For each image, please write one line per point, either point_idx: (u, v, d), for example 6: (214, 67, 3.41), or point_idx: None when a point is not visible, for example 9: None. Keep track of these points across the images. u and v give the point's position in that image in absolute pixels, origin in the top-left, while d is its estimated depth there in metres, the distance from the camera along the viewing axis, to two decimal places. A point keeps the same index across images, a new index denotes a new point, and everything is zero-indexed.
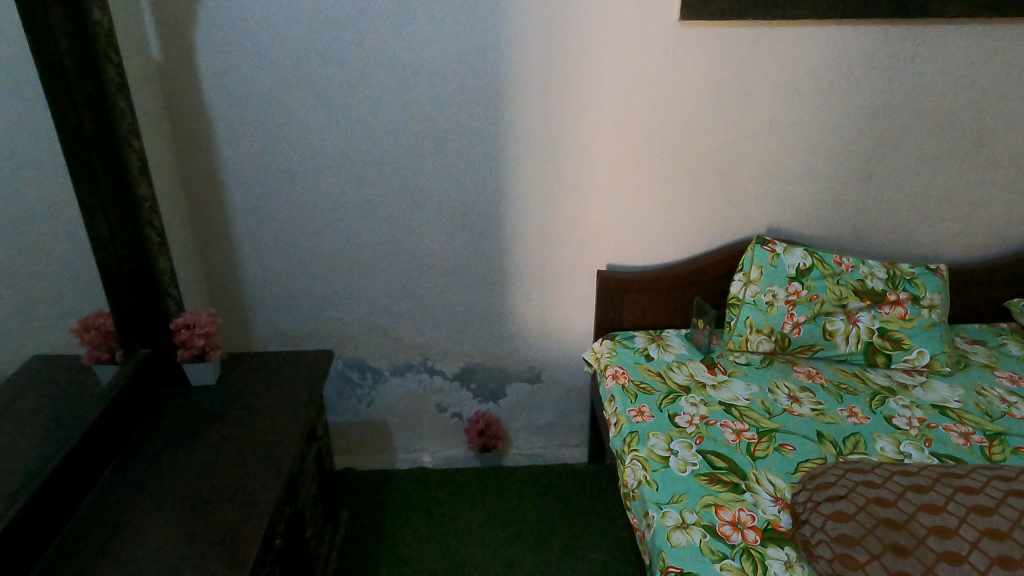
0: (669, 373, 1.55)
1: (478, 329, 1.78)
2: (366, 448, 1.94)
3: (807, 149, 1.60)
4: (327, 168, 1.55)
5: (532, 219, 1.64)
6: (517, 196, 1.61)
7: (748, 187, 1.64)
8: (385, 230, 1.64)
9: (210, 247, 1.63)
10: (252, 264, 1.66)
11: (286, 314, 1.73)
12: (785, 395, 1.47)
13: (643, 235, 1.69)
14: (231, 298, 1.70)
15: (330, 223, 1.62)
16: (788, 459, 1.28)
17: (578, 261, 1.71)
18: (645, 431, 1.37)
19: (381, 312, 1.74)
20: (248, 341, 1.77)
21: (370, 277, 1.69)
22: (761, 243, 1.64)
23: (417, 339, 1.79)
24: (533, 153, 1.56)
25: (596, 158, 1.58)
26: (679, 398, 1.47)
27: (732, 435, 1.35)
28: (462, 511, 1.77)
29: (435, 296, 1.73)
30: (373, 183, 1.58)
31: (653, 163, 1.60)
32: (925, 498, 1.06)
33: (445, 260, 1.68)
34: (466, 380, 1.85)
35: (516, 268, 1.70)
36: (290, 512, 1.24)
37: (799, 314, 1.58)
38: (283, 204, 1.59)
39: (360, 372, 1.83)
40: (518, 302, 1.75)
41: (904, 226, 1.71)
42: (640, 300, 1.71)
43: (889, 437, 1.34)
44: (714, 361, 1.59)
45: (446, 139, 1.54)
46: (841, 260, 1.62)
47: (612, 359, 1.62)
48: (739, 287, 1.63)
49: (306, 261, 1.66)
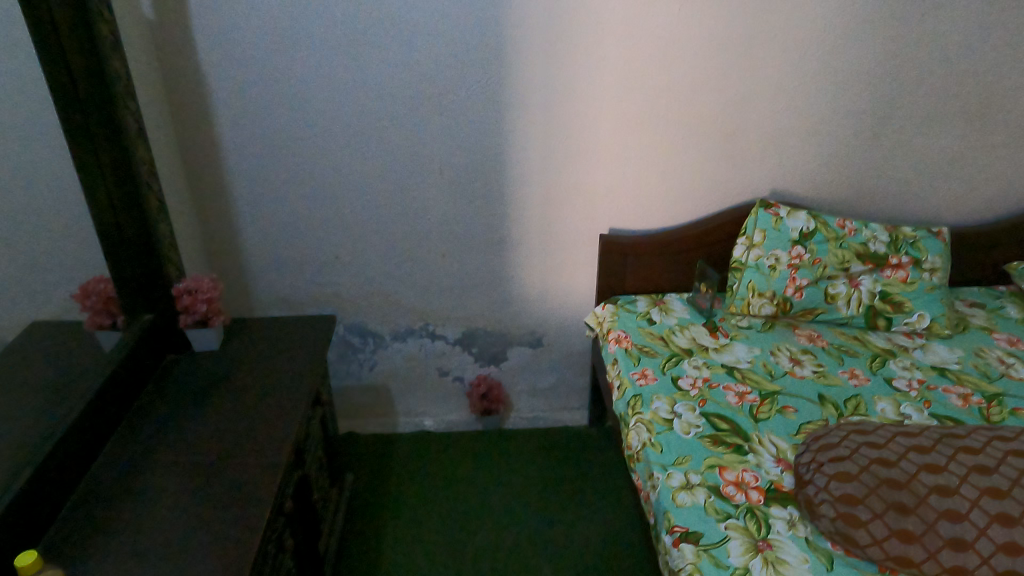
0: (672, 337, 1.55)
1: (479, 293, 1.78)
2: (367, 412, 1.94)
3: (811, 111, 1.58)
4: (325, 131, 1.52)
5: (534, 182, 1.62)
6: (519, 158, 1.59)
7: (752, 150, 1.62)
8: (386, 194, 1.62)
9: (207, 211, 1.60)
10: (251, 227, 1.64)
11: (287, 279, 1.72)
12: (787, 357, 1.49)
13: (645, 199, 1.68)
14: (230, 263, 1.68)
15: (330, 186, 1.59)
16: (791, 422, 1.30)
17: (581, 225, 1.70)
18: (649, 394, 1.38)
19: (382, 277, 1.73)
20: (248, 305, 1.76)
21: (371, 241, 1.68)
22: (764, 206, 1.62)
23: (419, 304, 1.78)
24: (537, 115, 1.54)
25: (600, 120, 1.56)
26: (682, 361, 1.47)
27: (734, 398, 1.36)
28: (463, 474, 1.79)
29: (436, 261, 1.72)
30: (374, 146, 1.55)
31: (658, 125, 1.57)
32: (927, 458, 1.08)
33: (447, 224, 1.67)
34: (467, 345, 1.85)
35: (518, 232, 1.69)
36: (298, 476, 1.25)
37: (801, 278, 1.58)
38: (281, 168, 1.56)
39: (361, 337, 1.82)
40: (519, 266, 1.74)
41: (907, 189, 1.70)
42: (642, 264, 1.71)
43: (890, 399, 1.36)
44: (716, 325, 1.59)
45: (447, 101, 1.51)
46: (844, 223, 1.61)
47: (615, 323, 1.62)
48: (742, 251, 1.63)
49: (305, 224, 1.64)
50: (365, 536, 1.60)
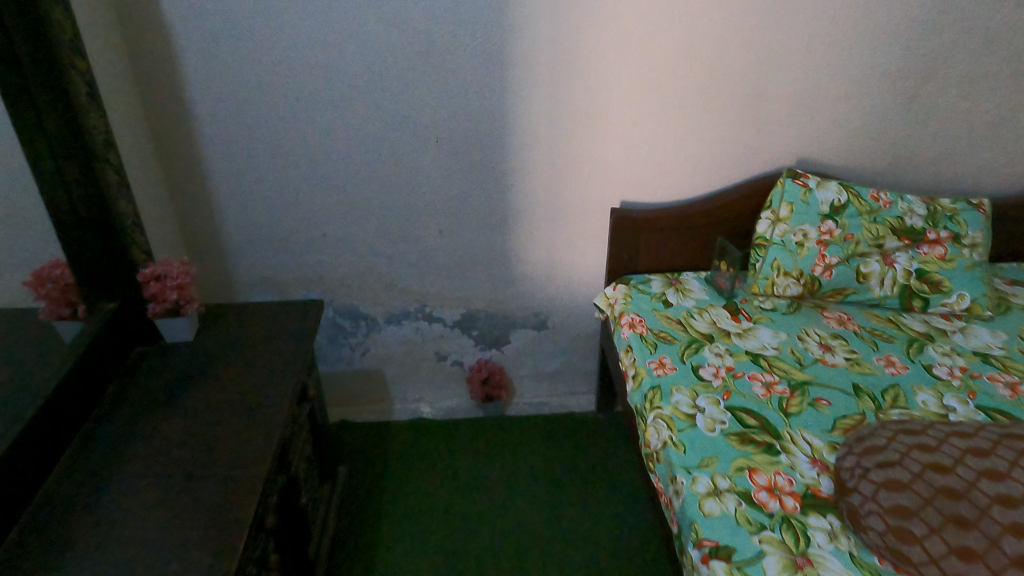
0: (690, 320, 1.43)
1: (479, 273, 1.64)
2: (361, 399, 1.82)
3: (845, 72, 1.43)
4: (307, 96, 1.37)
5: (539, 151, 1.48)
6: (523, 126, 1.44)
7: (779, 115, 1.48)
8: (376, 165, 1.47)
9: (181, 185, 1.46)
10: (229, 203, 1.49)
11: (272, 259, 1.58)
12: (816, 343, 1.37)
13: (660, 169, 1.53)
14: (207, 241, 1.54)
15: (314, 156, 1.45)
16: (824, 416, 1.19)
17: (590, 198, 1.56)
18: (668, 386, 1.26)
19: (374, 255, 1.60)
20: (230, 287, 1.62)
21: (363, 216, 1.54)
22: (792, 176, 1.47)
23: (414, 285, 1.65)
24: (541, 76, 1.39)
25: (611, 82, 1.41)
26: (702, 347, 1.35)
27: (761, 390, 1.25)
28: (464, 466, 1.68)
29: (433, 238, 1.58)
30: (362, 112, 1.40)
31: (675, 87, 1.42)
32: (986, 463, 0.95)
33: (445, 198, 1.53)
34: (467, 327, 1.72)
35: (522, 206, 1.55)
36: (283, 482, 1.13)
37: (831, 255, 1.44)
38: (260, 136, 1.41)
39: (353, 320, 1.69)
40: (523, 243, 1.61)
41: (945, 157, 1.56)
42: (657, 240, 1.57)
43: (931, 389, 1.24)
44: (737, 307, 1.47)
45: (441, 61, 1.35)
46: (878, 195, 1.46)
47: (628, 306, 1.49)
48: (766, 227, 1.49)
49: (288, 198, 1.50)
50: (359, 535, 1.49)
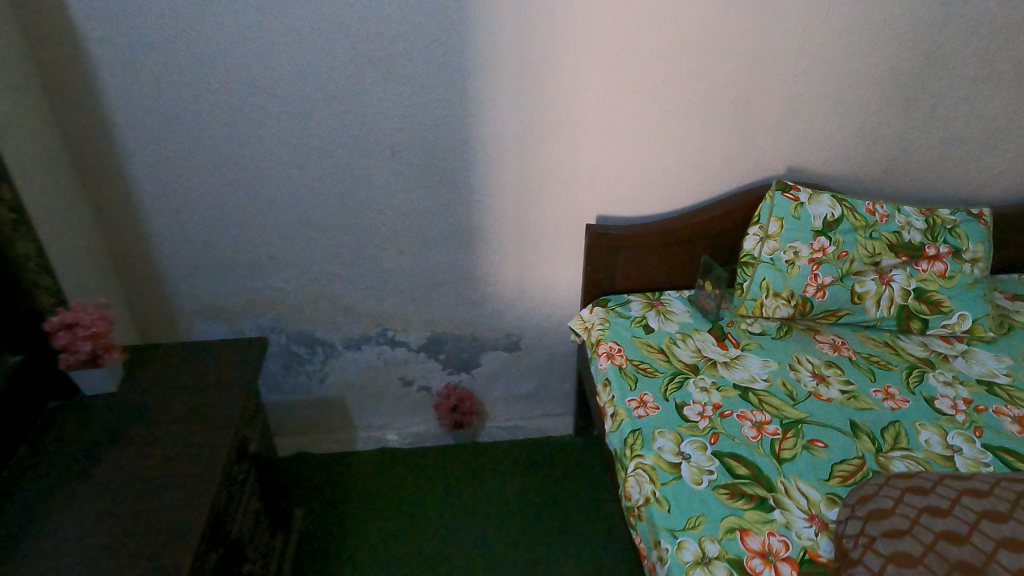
0: (673, 349, 1.31)
1: (445, 294, 1.51)
2: (321, 428, 1.69)
3: (840, 74, 1.31)
4: (244, 108, 1.22)
5: (506, 163, 1.34)
6: (488, 137, 1.31)
7: (767, 122, 1.35)
8: (326, 182, 1.32)
9: (107, 208, 1.30)
10: (163, 225, 1.34)
11: (215, 284, 1.44)
12: (810, 373, 1.26)
13: (639, 181, 1.41)
14: (141, 267, 1.39)
15: (257, 174, 1.30)
16: (820, 462, 1.08)
17: (564, 213, 1.43)
18: (650, 430, 1.14)
19: (328, 278, 1.46)
20: (170, 315, 1.47)
21: (313, 237, 1.40)
22: (782, 188, 1.36)
23: (375, 308, 1.51)
24: (507, 83, 1.25)
25: (586, 87, 1.27)
26: (686, 381, 1.24)
27: (751, 431, 1.14)
28: (433, 501, 1.56)
29: (393, 258, 1.44)
30: (308, 124, 1.25)
31: (655, 92, 1.29)
32: (1006, 530, 0.83)
33: (404, 216, 1.39)
34: (434, 351, 1.60)
35: (490, 222, 1.42)
36: (219, 555, 1.00)
37: (825, 274, 1.33)
38: (194, 153, 1.26)
39: (309, 347, 1.56)
40: (492, 262, 1.48)
41: (944, 163, 1.45)
42: (637, 258, 1.44)
43: (934, 426, 1.14)
44: (723, 331, 1.36)
45: (396, 68, 1.20)
46: (874, 208, 1.35)
47: (606, 332, 1.37)
48: (754, 243, 1.37)
49: (229, 220, 1.35)
50: None
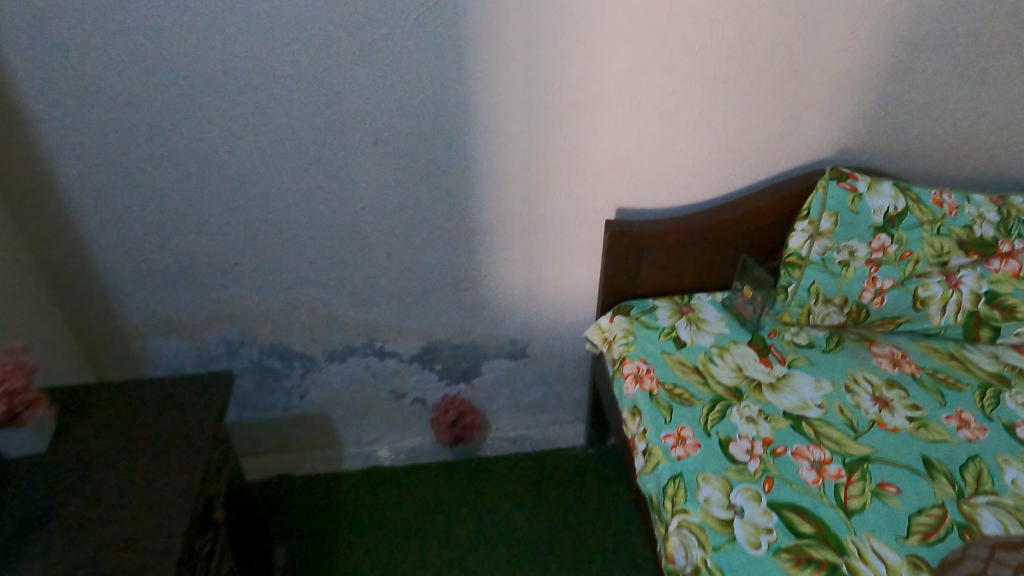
0: (710, 368, 1.13)
1: (441, 299, 1.31)
2: (304, 446, 1.50)
3: (908, 40, 1.09)
4: (190, 89, 0.99)
5: (512, 151, 1.13)
6: (490, 121, 1.09)
7: (819, 97, 1.14)
8: (297, 176, 1.10)
9: (30, 211, 1.08)
10: (102, 230, 1.12)
11: (170, 296, 1.22)
12: (869, 396, 1.09)
13: (667, 168, 1.20)
14: (80, 278, 1.17)
15: (212, 169, 1.07)
16: (895, 513, 0.92)
17: (579, 207, 1.23)
18: (692, 475, 0.97)
19: (304, 286, 1.25)
20: (119, 331, 1.26)
21: (284, 241, 1.18)
22: (836, 177, 1.15)
23: (359, 317, 1.31)
24: (513, 56, 1.02)
25: (608, 58, 1.05)
26: (728, 409, 1.06)
27: (810, 474, 0.97)
28: (431, 531, 1.40)
29: (379, 262, 1.24)
30: (272, 108, 1.02)
31: (691, 64, 1.08)
32: None
33: (391, 214, 1.17)
34: (428, 361, 1.41)
35: (492, 219, 1.21)
36: None
37: (884, 277, 1.15)
38: (133, 143, 1.03)
39: (285, 361, 1.35)
40: (494, 262, 1.27)
41: (1016, 144, 1.25)
42: (664, 258, 1.24)
43: (1020, 462, 0.98)
44: (765, 344, 1.18)
45: (377, 37, 0.98)
46: (941, 198, 1.16)
47: (631, 348, 1.18)
48: (801, 241, 1.17)
49: (182, 222, 1.13)
50: None
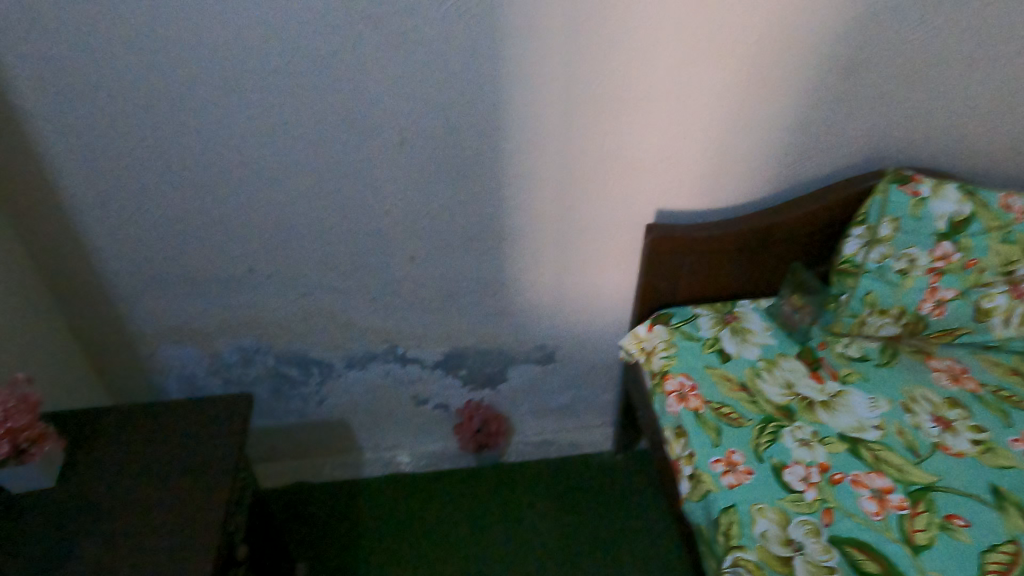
0: (759, 384, 1.06)
1: (466, 304, 1.24)
2: (321, 451, 1.44)
3: (992, 31, 0.98)
4: (200, 86, 0.90)
5: (547, 151, 1.04)
6: (524, 119, 1.00)
7: (886, 94, 1.04)
8: (317, 179, 1.02)
9: (32, 216, 1.01)
10: (108, 234, 1.05)
11: (181, 302, 1.15)
12: (929, 416, 1.01)
13: (714, 169, 1.11)
14: (86, 284, 1.10)
15: (225, 171, 0.99)
16: (966, 550, 0.84)
17: (617, 210, 1.14)
18: (747, 507, 0.91)
19: (323, 292, 1.18)
20: (128, 338, 1.19)
21: (302, 246, 1.10)
22: (897, 180, 1.08)
23: (380, 323, 1.24)
24: (552, 49, 0.93)
25: (655, 52, 0.96)
26: (780, 431, 0.99)
27: (872, 505, 0.90)
28: (454, 542, 1.35)
29: (403, 267, 1.16)
30: (290, 106, 0.94)
31: (747, 58, 0.98)
32: None
33: (417, 217, 1.09)
34: (452, 367, 1.34)
35: (524, 223, 1.13)
36: None
37: (945, 288, 1.07)
38: (139, 144, 0.95)
39: (302, 368, 1.29)
40: (525, 266, 1.20)
41: None
42: (706, 264, 1.16)
43: None
44: (816, 357, 1.11)
45: (403, 29, 0.89)
46: (1011, 202, 1.05)
47: (673, 363, 1.11)
48: (857, 249, 1.12)
49: (193, 227, 1.05)
50: None
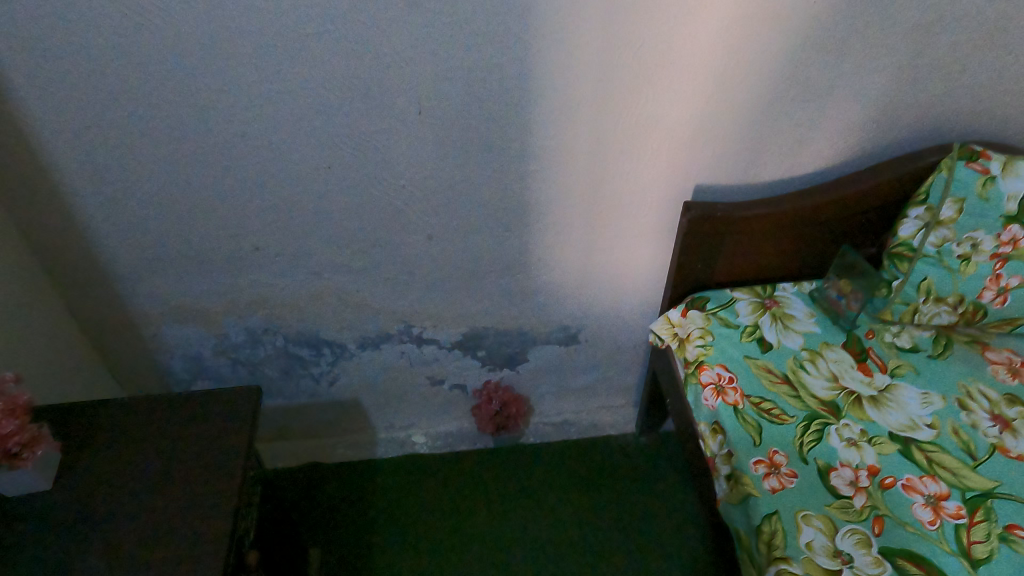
0: (802, 377, 0.99)
1: (487, 284, 1.16)
2: (334, 430, 1.40)
3: None
4: (195, 52, 0.81)
5: (578, 123, 0.95)
6: (554, 88, 0.90)
7: (957, 59, 0.93)
8: (327, 152, 0.94)
9: (20, 193, 0.93)
10: (103, 212, 0.97)
11: (184, 282, 1.08)
12: (987, 413, 0.92)
13: (760, 142, 1.01)
14: (82, 263, 1.03)
15: (226, 145, 0.91)
16: None
17: (651, 186, 1.05)
18: (791, 514, 0.85)
19: (335, 271, 1.10)
20: (130, 319, 1.13)
21: (312, 223, 1.03)
22: (965, 157, 0.99)
23: (395, 303, 1.17)
24: (588, 10, 0.83)
25: (704, 12, 0.85)
26: (826, 430, 0.93)
27: (925, 512, 0.83)
28: (472, 528, 1.30)
29: (420, 245, 1.08)
30: (296, 74, 0.85)
31: (807, 19, 0.87)
32: None
33: (436, 194, 1.01)
34: (470, 348, 1.27)
35: (550, 199, 1.04)
36: None
37: (1010, 274, 0.98)
38: (133, 116, 0.87)
39: (313, 349, 1.22)
40: (550, 245, 1.12)
41: None
42: (747, 245, 1.08)
43: None
44: (863, 348, 1.03)
45: None
46: None
47: (710, 353, 1.04)
48: (914, 232, 1.04)
49: (194, 204, 0.98)
50: None
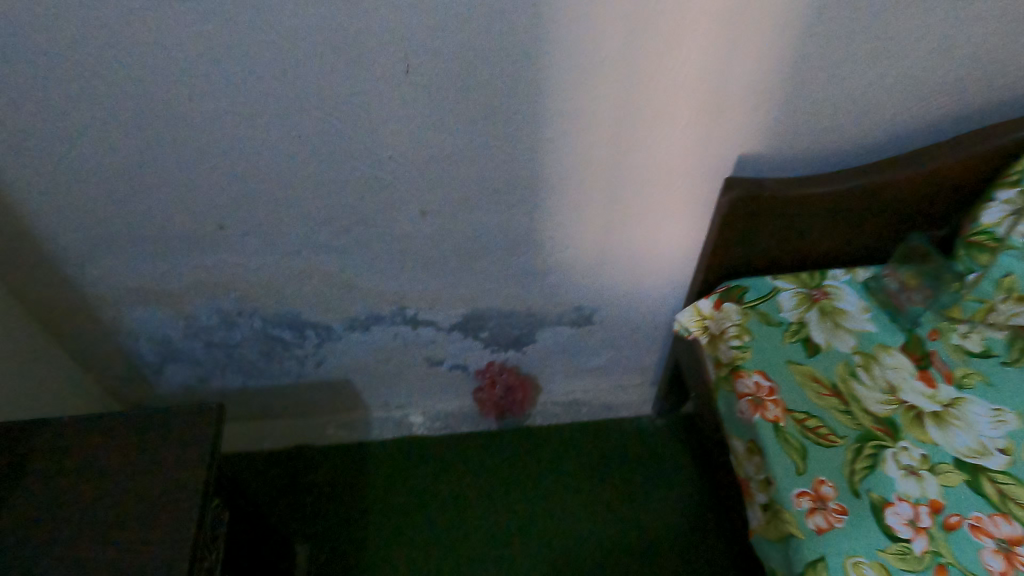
0: (854, 388, 0.85)
1: (491, 264, 1.01)
2: (324, 410, 1.29)
3: None
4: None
5: (601, 85, 0.77)
6: (573, 42, 0.72)
7: None
8: (295, 119, 0.77)
9: None
10: (34, 190, 0.82)
11: (141, 264, 0.94)
12: None
13: (823, 106, 0.83)
14: (19, 246, 0.89)
15: (170, 111, 0.75)
16: None
17: (685, 159, 0.88)
18: (840, 562, 0.72)
19: (315, 251, 0.96)
20: (85, 302, 1.00)
21: (285, 200, 0.87)
22: None
23: (386, 284, 1.03)
24: None
25: None
26: (881, 455, 0.79)
27: (998, 562, 0.70)
28: (472, 522, 1.20)
29: (413, 223, 0.93)
30: (246, 24, 0.67)
31: None
32: None
33: (429, 167, 0.85)
34: (472, 329, 1.14)
35: (566, 173, 0.88)
36: None
37: None
38: (48, 78, 0.70)
39: (295, 331, 1.09)
40: (565, 224, 0.96)
41: None
42: (795, 229, 0.92)
43: None
44: (925, 351, 0.88)
45: None
46: None
47: (748, 359, 0.90)
48: (1000, 220, 0.89)
49: (142, 178, 0.82)
50: None
